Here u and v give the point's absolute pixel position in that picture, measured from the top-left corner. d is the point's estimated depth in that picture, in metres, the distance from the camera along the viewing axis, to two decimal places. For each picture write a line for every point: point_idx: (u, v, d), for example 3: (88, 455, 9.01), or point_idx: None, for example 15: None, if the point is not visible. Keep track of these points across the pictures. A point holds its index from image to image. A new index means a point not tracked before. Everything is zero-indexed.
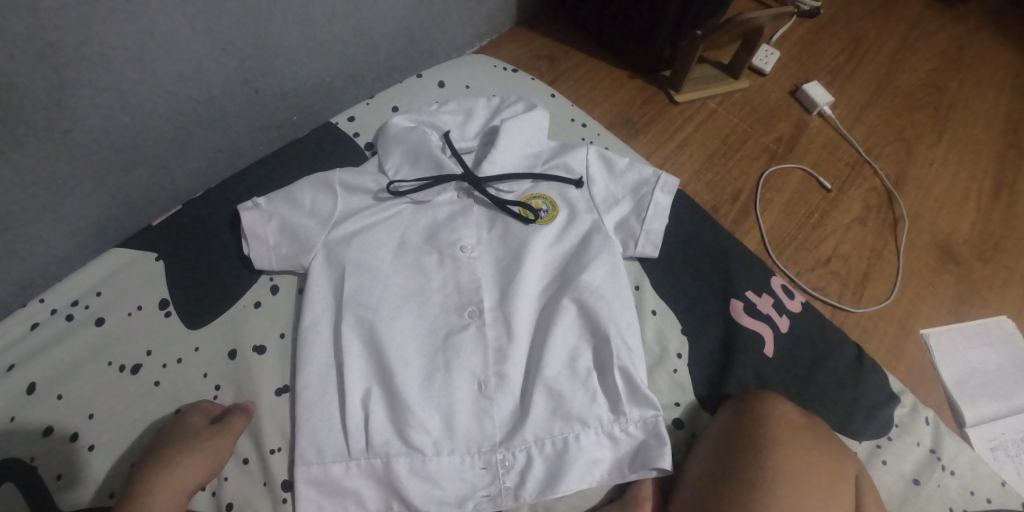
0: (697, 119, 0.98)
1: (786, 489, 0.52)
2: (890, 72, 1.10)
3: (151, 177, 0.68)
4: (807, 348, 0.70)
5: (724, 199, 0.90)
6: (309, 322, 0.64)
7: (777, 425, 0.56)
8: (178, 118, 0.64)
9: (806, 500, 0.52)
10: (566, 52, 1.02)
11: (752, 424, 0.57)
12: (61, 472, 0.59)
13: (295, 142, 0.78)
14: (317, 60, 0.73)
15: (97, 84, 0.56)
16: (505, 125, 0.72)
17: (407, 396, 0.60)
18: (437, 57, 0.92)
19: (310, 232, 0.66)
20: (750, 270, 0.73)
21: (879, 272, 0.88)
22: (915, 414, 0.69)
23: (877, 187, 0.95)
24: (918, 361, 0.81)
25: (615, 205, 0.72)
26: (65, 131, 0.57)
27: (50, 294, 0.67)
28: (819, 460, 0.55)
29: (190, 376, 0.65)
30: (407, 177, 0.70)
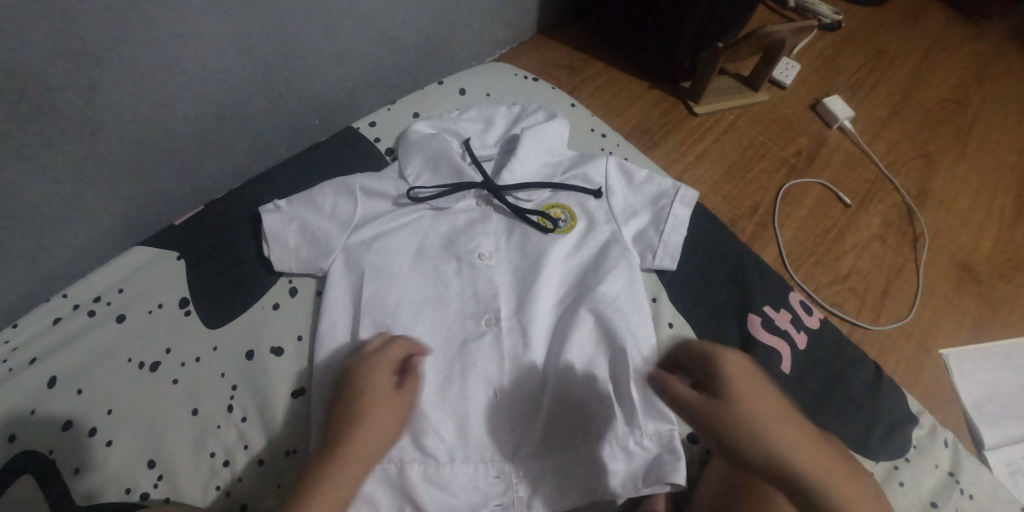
0: (716, 131, 0.97)
1: None
2: (911, 88, 1.09)
3: (175, 175, 0.69)
4: (825, 366, 0.69)
5: (743, 212, 0.90)
6: (327, 325, 0.64)
7: None
8: (204, 119, 0.65)
9: None
10: (586, 62, 1.02)
11: None
12: (78, 466, 0.60)
13: (316, 146, 0.79)
14: (341, 65, 0.74)
15: (126, 83, 0.57)
16: (526, 133, 0.72)
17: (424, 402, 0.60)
18: (458, 65, 0.92)
19: (330, 235, 0.67)
20: (768, 285, 0.72)
21: (899, 289, 0.87)
22: (934, 435, 0.68)
23: (898, 203, 0.94)
24: (937, 381, 0.80)
25: (634, 217, 0.72)
26: (94, 130, 0.58)
27: (73, 289, 0.68)
28: None
29: (207, 375, 0.65)
30: (427, 183, 0.71)
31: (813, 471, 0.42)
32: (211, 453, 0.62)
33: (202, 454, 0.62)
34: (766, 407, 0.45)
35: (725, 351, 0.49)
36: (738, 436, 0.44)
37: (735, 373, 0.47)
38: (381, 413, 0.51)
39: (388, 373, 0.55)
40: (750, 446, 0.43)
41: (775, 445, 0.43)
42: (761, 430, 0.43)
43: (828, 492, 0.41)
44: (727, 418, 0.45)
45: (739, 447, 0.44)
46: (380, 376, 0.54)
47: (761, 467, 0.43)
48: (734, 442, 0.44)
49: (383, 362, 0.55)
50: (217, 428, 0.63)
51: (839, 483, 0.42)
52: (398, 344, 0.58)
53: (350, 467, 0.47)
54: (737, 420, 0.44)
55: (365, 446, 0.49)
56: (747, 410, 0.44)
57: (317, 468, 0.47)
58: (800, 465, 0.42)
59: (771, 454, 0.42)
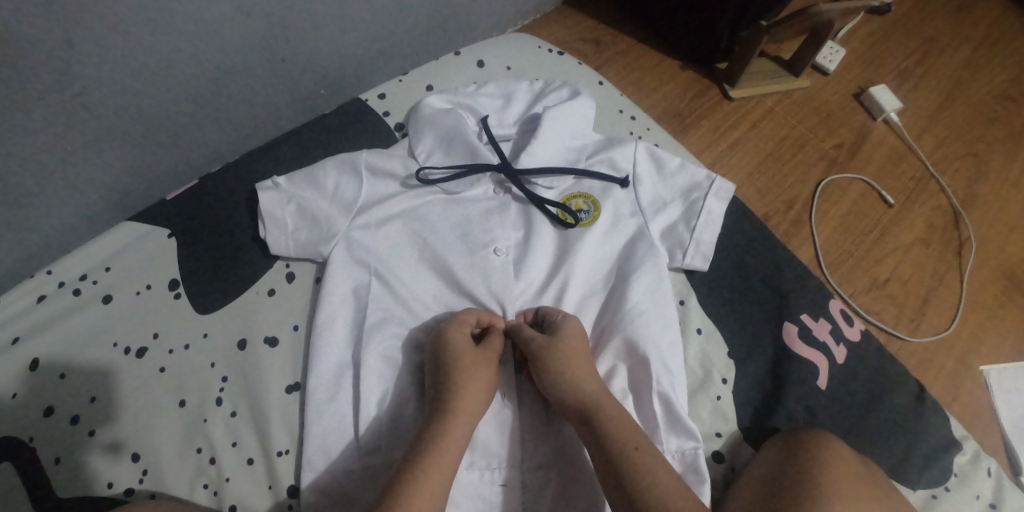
0: (752, 118, 0.90)
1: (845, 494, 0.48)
2: (965, 78, 1.00)
3: (167, 147, 0.63)
4: (864, 382, 0.64)
5: (778, 208, 0.84)
6: (325, 317, 0.59)
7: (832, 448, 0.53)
8: (198, 86, 0.59)
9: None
10: (615, 37, 0.95)
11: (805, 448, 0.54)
12: (59, 456, 0.56)
13: (321, 118, 0.73)
14: (351, 31, 0.67)
15: (111, 46, 0.51)
16: (549, 113, 0.66)
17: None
18: (477, 33, 0.85)
19: (332, 218, 0.62)
20: (806, 292, 0.67)
21: (939, 299, 0.80)
22: (977, 463, 0.63)
23: (944, 204, 0.87)
24: (977, 399, 0.74)
25: (663, 209, 0.66)
26: (75, 94, 0.52)
27: (58, 266, 0.63)
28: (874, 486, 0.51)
29: (198, 364, 0.61)
30: (438, 163, 0.65)
31: (617, 422, 0.49)
32: (199, 449, 0.58)
33: (189, 449, 0.58)
34: (584, 364, 0.54)
35: (575, 318, 0.57)
36: (549, 364, 0.53)
37: (577, 335, 0.56)
38: (464, 415, 0.50)
39: (471, 367, 0.53)
40: (554, 374, 0.53)
41: (582, 385, 0.52)
42: (556, 364, 0.53)
43: (635, 436, 0.48)
44: (545, 354, 0.53)
45: (544, 373, 0.53)
46: (464, 371, 0.52)
47: (558, 397, 0.52)
48: (548, 375, 0.53)
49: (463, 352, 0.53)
50: (205, 422, 0.58)
51: (656, 453, 0.47)
52: (466, 326, 0.56)
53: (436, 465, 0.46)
54: (554, 358, 0.53)
55: (449, 448, 0.48)
56: (560, 353, 0.53)
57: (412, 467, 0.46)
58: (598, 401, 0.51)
59: (584, 395, 0.51)
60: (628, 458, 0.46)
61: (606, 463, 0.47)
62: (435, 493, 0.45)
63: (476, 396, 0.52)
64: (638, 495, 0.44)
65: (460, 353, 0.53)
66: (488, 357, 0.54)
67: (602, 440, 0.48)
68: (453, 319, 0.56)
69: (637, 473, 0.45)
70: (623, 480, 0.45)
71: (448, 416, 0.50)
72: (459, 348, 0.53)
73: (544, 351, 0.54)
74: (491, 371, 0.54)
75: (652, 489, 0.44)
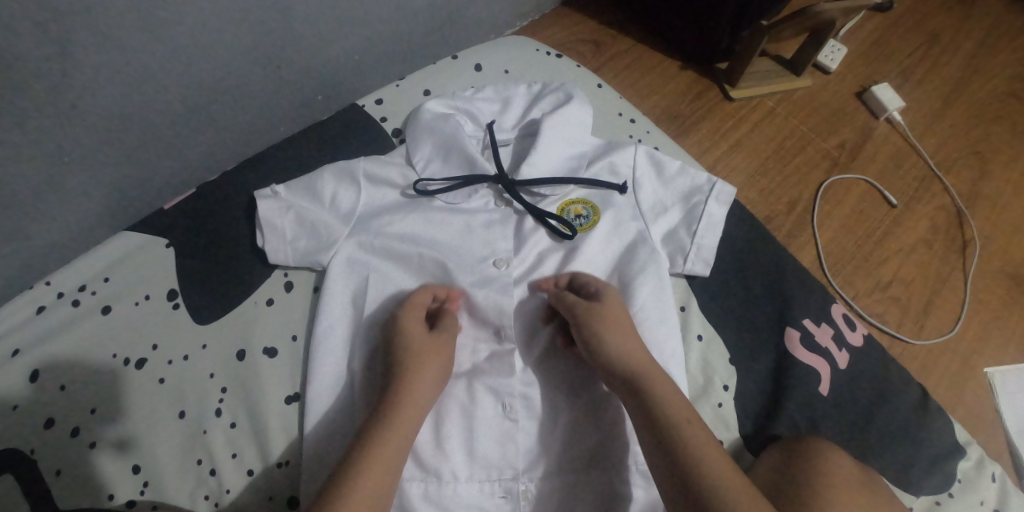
0: (753, 118, 0.90)
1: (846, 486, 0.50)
2: (969, 76, 0.99)
3: (164, 156, 0.63)
4: (866, 388, 0.63)
5: (779, 209, 0.83)
6: (324, 327, 0.59)
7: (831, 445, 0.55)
8: (194, 95, 0.59)
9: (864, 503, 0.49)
10: (614, 37, 0.94)
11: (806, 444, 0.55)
12: (60, 468, 0.56)
13: (318, 124, 0.72)
14: (347, 37, 0.67)
15: (105, 57, 0.50)
16: (547, 119, 0.65)
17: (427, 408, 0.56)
18: (474, 36, 0.84)
19: (331, 228, 0.61)
20: (808, 296, 0.66)
21: (943, 301, 0.80)
22: (981, 468, 0.62)
23: (947, 205, 0.87)
24: (981, 401, 0.73)
25: (664, 214, 0.65)
26: (69, 106, 0.51)
27: (57, 276, 0.63)
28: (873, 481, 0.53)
29: (197, 375, 0.61)
30: (435, 173, 0.65)
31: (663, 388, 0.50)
32: (199, 460, 0.58)
33: (190, 460, 0.58)
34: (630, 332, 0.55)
35: (614, 289, 0.59)
36: (594, 328, 0.54)
37: (617, 303, 0.57)
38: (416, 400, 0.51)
39: (425, 349, 0.54)
40: (598, 337, 0.53)
41: (625, 352, 0.53)
42: (600, 330, 0.53)
43: (678, 402, 0.49)
44: (592, 318, 0.54)
45: (586, 338, 0.54)
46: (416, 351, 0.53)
47: (603, 362, 0.53)
48: (591, 339, 0.53)
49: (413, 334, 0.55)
50: (205, 434, 0.58)
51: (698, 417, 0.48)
52: (422, 301, 0.58)
53: (390, 432, 0.48)
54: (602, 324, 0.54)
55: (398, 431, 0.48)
56: (605, 318, 0.54)
57: (366, 433, 0.47)
58: (643, 368, 0.51)
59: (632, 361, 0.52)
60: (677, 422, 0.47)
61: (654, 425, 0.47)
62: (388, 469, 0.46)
63: (431, 370, 0.53)
64: (681, 454, 0.45)
65: (411, 329, 0.55)
66: (442, 331, 0.56)
67: (648, 403, 0.48)
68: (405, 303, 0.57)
69: (680, 435, 0.46)
70: (668, 441, 0.46)
71: (400, 385, 0.51)
72: (413, 326, 0.55)
73: (590, 316, 0.54)
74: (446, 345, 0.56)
75: (694, 451, 0.45)
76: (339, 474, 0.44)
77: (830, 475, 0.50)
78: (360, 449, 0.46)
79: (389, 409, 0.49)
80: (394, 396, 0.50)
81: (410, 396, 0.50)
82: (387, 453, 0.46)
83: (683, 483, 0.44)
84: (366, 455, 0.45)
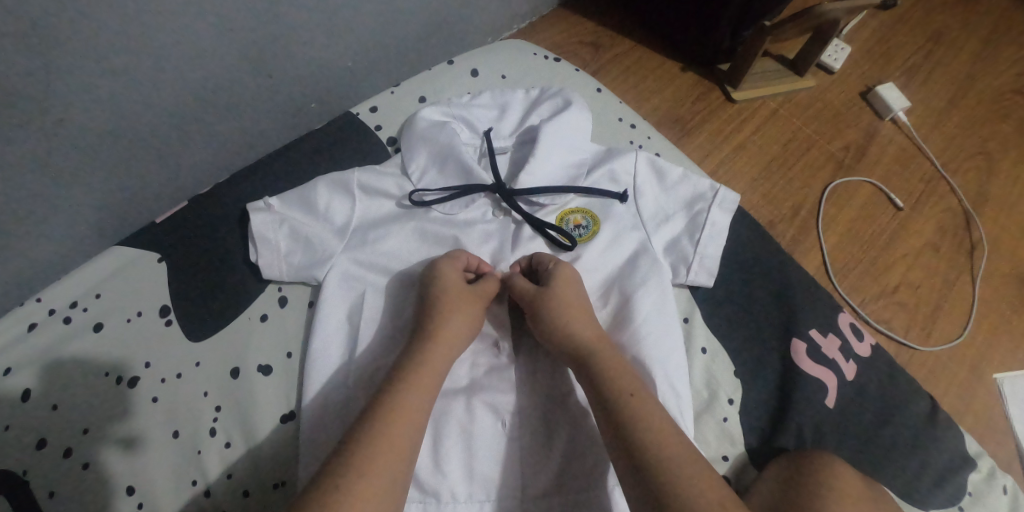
0: (756, 121, 0.88)
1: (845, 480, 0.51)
2: (975, 74, 0.97)
3: (155, 168, 0.61)
4: (874, 399, 0.62)
5: (783, 213, 0.82)
6: (320, 344, 0.58)
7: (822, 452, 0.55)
8: (185, 107, 0.58)
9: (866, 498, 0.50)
10: (614, 39, 0.92)
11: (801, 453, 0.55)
12: (53, 490, 0.54)
13: (312, 134, 0.71)
14: (341, 44, 0.65)
15: (92, 69, 0.49)
16: (547, 126, 0.64)
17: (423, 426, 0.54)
18: (470, 40, 0.83)
19: (326, 242, 0.60)
20: (814, 306, 0.65)
21: (951, 306, 0.78)
22: (992, 480, 0.61)
23: (954, 206, 0.85)
24: (990, 409, 0.72)
25: (665, 222, 0.64)
26: (55, 120, 0.50)
27: (48, 293, 0.62)
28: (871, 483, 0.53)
29: (191, 393, 0.59)
30: (431, 184, 0.64)
31: (610, 364, 0.50)
32: (193, 481, 0.56)
33: (184, 480, 0.56)
34: (583, 312, 0.54)
35: (568, 267, 0.57)
36: (546, 313, 0.54)
37: (570, 280, 0.56)
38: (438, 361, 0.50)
39: (453, 309, 0.53)
40: (550, 320, 0.53)
41: (579, 334, 0.52)
42: (552, 314, 0.53)
43: (631, 380, 0.49)
44: (542, 303, 0.54)
45: (540, 323, 0.54)
46: (449, 304, 0.53)
47: (560, 346, 0.53)
48: (547, 324, 0.54)
49: (451, 288, 0.54)
50: (199, 454, 0.57)
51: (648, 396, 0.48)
52: (457, 265, 0.57)
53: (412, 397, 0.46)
54: (550, 304, 0.54)
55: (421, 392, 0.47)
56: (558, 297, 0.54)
57: (389, 396, 0.46)
58: (594, 349, 0.51)
59: (581, 339, 0.52)
60: (623, 401, 0.47)
61: (603, 402, 0.47)
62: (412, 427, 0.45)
63: (456, 332, 0.52)
64: (630, 435, 0.44)
65: (448, 294, 0.54)
66: (473, 298, 0.55)
67: (597, 380, 0.49)
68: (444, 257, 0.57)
69: (628, 414, 0.46)
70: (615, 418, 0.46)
71: (426, 355, 0.50)
72: (448, 293, 0.54)
73: (541, 301, 0.54)
74: (476, 304, 0.55)
75: (643, 431, 0.44)
76: (353, 436, 0.43)
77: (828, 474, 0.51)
78: (383, 412, 0.44)
79: (414, 377, 0.48)
80: (418, 364, 0.49)
81: (432, 360, 0.50)
82: (411, 421, 0.45)
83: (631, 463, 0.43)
84: (391, 412, 0.44)
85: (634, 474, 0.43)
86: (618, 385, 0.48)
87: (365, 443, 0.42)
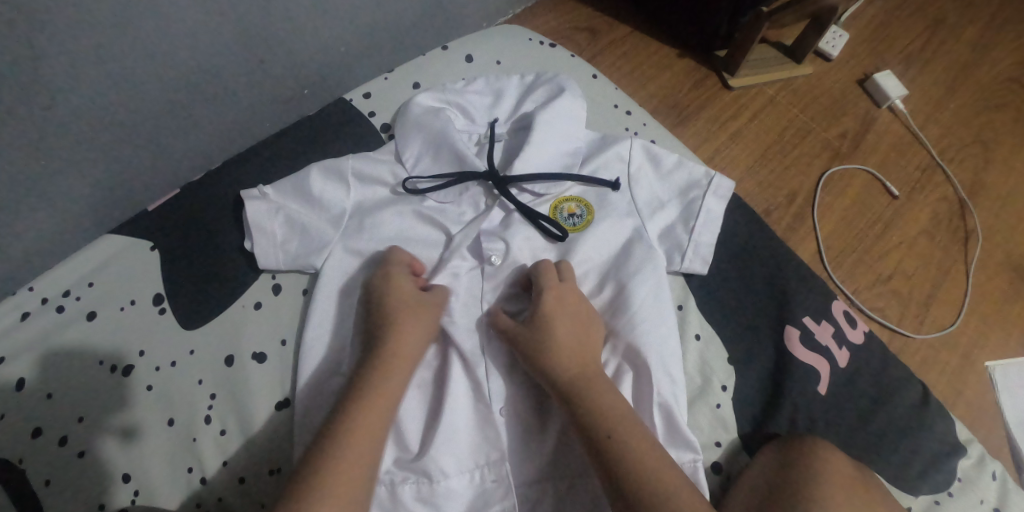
0: (753, 108, 0.87)
1: (837, 469, 0.51)
2: (972, 62, 0.96)
3: (146, 155, 0.60)
4: (868, 386, 0.62)
5: (779, 201, 0.82)
6: (314, 333, 0.58)
7: (813, 441, 0.55)
8: (177, 93, 0.57)
9: (859, 487, 0.50)
10: (610, 25, 0.91)
11: (795, 444, 0.55)
12: (49, 477, 0.54)
13: (304, 120, 0.70)
14: (332, 28, 0.64)
15: (80, 55, 0.48)
16: (541, 113, 0.64)
17: (406, 410, 0.54)
18: (464, 26, 0.82)
19: (321, 230, 0.60)
20: (808, 293, 0.65)
21: (944, 293, 0.78)
22: (982, 466, 0.62)
23: (950, 195, 0.85)
24: (981, 396, 0.73)
25: (660, 210, 0.64)
26: (44, 107, 0.49)
27: (40, 282, 0.61)
28: (863, 473, 0.53)
29: (185, 382, 0.59)
30: (425, 171, 0.64)
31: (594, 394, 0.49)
32: (189, 468, 0.57)
33: (180, 468, 0.57)
34: (571, 344, 0.53)
35: (557, 292, 0.55)
36: (535, 348, 0.52)
37: (562, 311, 0.54)
38: (402, 361, 0.50)
39: (407, 319, 0.53)
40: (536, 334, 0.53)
41: (560, 344, 0.52)
42: (541, 350, 0.52)
43: (606, 400, 0.49)
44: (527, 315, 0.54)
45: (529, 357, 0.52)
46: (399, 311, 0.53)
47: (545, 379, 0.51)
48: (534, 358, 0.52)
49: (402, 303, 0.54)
50: (194, 442, 0.57)
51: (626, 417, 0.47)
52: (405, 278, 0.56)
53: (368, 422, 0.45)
54: (535, 343, 0.52)
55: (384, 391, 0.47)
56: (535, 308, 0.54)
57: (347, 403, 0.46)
58: (578, 382, 0.50)
59: (563, 374, 0.50)
60: (606, 436, 0.46)
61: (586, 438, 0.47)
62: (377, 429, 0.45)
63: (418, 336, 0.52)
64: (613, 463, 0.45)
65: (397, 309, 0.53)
66: (426, 311, 0.54)
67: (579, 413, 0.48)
68: (386, 272, 0.56)
69: (609, 443, 0.46)
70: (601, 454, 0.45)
71: (386, 361, 0.49)
72: (394, 305, 0.53)
73: (530, 337, 0.53)
74: (430, 312, 0.55)
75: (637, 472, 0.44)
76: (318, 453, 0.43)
77: (819, 462, 0.51)
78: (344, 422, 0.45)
79: (371, 385, 0.47)
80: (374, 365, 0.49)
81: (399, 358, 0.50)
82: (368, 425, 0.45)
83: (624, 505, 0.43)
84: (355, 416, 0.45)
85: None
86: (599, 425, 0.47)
87: (336, 454, 0.43)
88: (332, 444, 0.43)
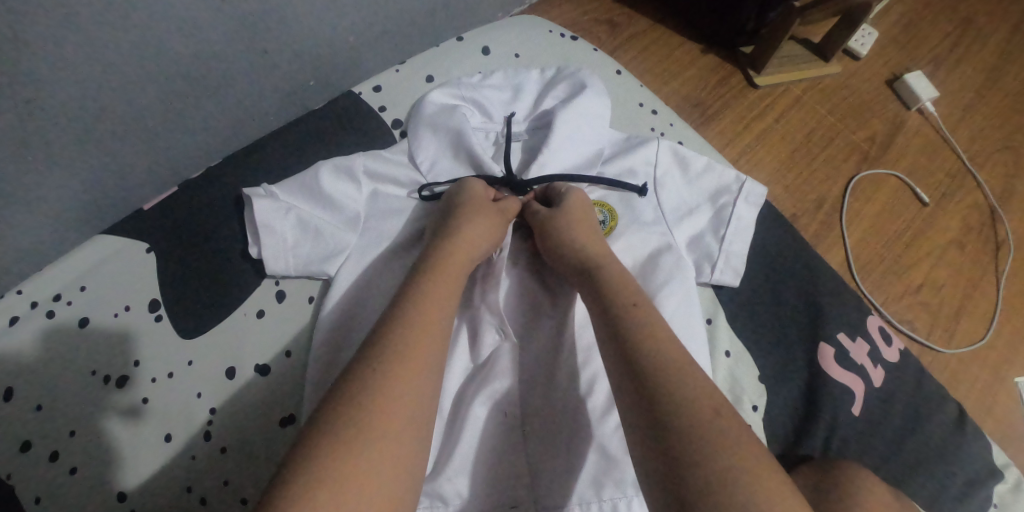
0: (779, 107, 0.84)
1: (877, 490, 0.48)
2: (1005, 64, 0.93)
3: (143, 150, 0.56)
4: (902, 407, 0.60)
5: (807, 207, 0.78)
6: (322, 347, 0.54)
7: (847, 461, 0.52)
8: (176, 85, 0.52)
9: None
10: (631, 17, 0.87)
11: (831, 466, 0.52)
12: (40, 495, 0.51)
13: (311, 114, 0.66)
14: (343, 17, 0.60)
15: (69, 42, 0.43)
16: (565, 112, 0.60)
17: None
18: (480, 16, 0.77)
19: (334, 233, 0.56)
20: (842, 308, 0.62)
21: (974, 306, 0.76)
22: (1018, 492, 0.59)
23: (980, 203, 0.82)
24: (1013, 416, 0.70)
25: (689, 216, 0.60)
26: (30, 99, 0.45)
27: (30, 284, 0.56)
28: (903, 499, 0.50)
29: (183, 395, 0.55)
30: (441, 174, 0.60)
31: (613, 276, 0.48)
32: (188, 487, 0.53)
33: (177, 487, 0.53)
34: (590, 231, 0.53)
35: (580, 192, 0.56)
36: (554, 229, 0.53)
37: (583, 207, 0.55)
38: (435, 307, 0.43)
39: (471, 221, 0.51)
40: (563, 249, 0.51)
41: (584, 250, 0.51)
42: (559, 230, 0.52)
43: (629, 293, 0.46)
44: (551, 227, 0.53)
45: (549, 240, 0.53)
46: (465, 215, 0.52)
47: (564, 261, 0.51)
48: (554, 241, 0.52)
49: (469, 205, 0.53)
50: (193, 460, 0.53)
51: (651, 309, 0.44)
52: (473, 185, 0.55)
53: (421, 333, 0.40)
54: (559, 225, 0.53)
55: (426, 331, 0.40)
56: (560, 222, 0.53)
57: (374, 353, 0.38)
58: (594, 260, 0.50)
59: (583, 254, 0.50)
60: (625, 309, 0.44)
61: (602, 310, 0.45)
62: (415, 394, 0.37)
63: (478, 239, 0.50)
64: (631, 346, 0.41)
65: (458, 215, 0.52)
66: (489, 213, 0.53)
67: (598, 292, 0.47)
68: (460, 182, 0.56)
69: (629, 327, 0.42)
70: (618, 328, 0.43)
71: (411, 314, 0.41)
72: (461, 209, 0.52)
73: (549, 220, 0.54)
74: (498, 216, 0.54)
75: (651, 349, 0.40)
76: (330, 408, 0.35)
77: (857, 482, 0.48)
78: (363, 370, 0.37)
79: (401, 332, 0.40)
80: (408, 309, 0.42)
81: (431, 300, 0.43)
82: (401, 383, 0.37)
83: (633, 381, 0.39)
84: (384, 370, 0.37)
85: (635, 391, 0.38)
86: (618, 297, 0.45)
87: (355, 419, 0.35)
88: (346, 400, 0.35)
